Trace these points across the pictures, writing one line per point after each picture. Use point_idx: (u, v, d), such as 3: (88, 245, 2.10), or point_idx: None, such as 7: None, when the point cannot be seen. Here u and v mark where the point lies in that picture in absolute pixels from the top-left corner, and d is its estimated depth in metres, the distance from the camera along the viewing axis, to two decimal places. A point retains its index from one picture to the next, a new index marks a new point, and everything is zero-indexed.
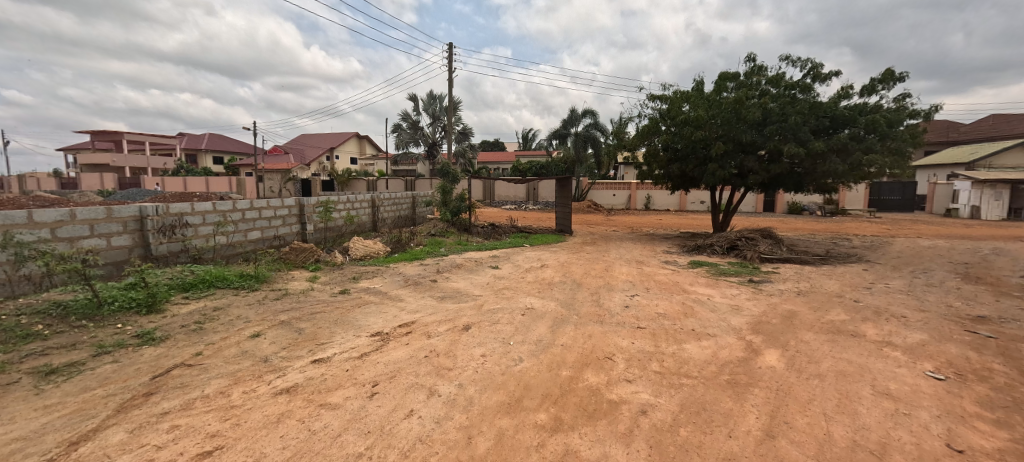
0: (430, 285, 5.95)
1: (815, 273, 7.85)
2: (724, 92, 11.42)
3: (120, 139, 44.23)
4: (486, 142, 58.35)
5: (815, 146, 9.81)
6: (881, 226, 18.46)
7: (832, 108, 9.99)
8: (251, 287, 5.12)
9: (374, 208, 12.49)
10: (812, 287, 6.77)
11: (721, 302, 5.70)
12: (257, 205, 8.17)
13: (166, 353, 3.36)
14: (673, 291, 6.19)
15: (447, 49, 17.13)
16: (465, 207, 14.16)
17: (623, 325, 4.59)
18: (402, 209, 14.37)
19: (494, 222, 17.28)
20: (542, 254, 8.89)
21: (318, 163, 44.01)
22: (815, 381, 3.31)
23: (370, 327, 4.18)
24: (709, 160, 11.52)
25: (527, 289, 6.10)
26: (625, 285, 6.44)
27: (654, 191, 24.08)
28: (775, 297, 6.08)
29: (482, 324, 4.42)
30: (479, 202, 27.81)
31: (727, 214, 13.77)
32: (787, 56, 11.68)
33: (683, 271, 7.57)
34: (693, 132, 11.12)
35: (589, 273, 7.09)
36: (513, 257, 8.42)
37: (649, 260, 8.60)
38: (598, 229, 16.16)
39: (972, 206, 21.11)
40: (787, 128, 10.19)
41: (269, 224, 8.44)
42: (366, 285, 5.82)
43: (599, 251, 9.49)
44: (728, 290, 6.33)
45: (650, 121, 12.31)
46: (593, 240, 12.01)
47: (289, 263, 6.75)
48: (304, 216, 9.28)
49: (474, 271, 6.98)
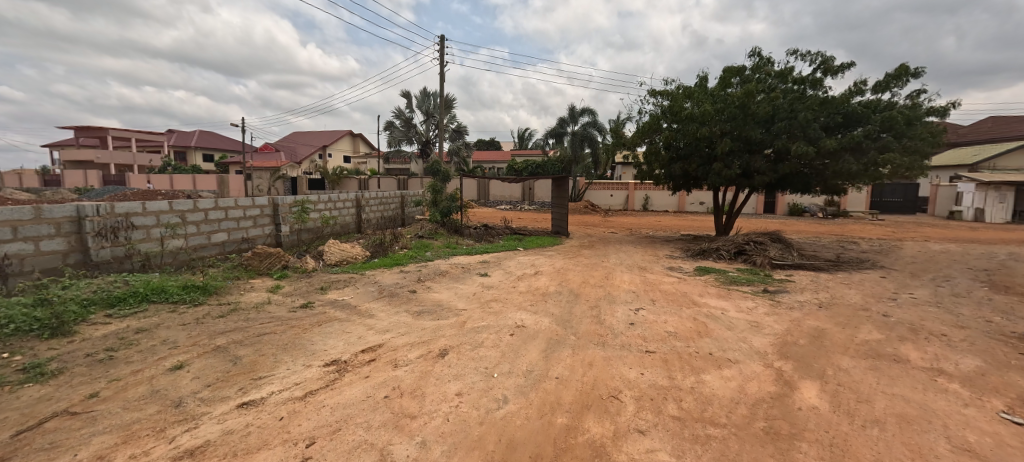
0: (408, 297, 5.24)
1: (833, 282, 7.21)
2: (729, 88, 10.80)
3: (105, 135, 43.07)
4: (482, 141, 57.67)
5: (827, 145, 9.15)
6: (885, 229, 17.93)
7: (846, 104, 9.33)
8: (194, 301, 4.37)
9: (358, 209, 11.79)
10: (833, 299, 6.13)
11: (738, 317, 5.03)
12: (222, 205, 7.46)
13: (52, 394, 2.63)
14: (682, 303, 5.52)
15: (439, 41, 16.38)
16: (456, 207, 13.44)
17: (628, 349, 3.90)
18: (390, 208, 13.66)
19: (488, 223, 16.58)
20: (537, 259, 8.20)
21: (309, 161, 43.11)
22: (873, 431, 2.64)
23: (325, 354, 3.47)
24: (713, 159, 10.90)
25: (517, 301, 5.40)
26: (628, 296, 5.75)
27: (653, 191, 23.47)
28: (796, 311, 5.42)
29: (462, 348, 3.71)
30: (473, 202, 27.12)
31: (731, 217, 13.13)
32: (796, 50, 11.05)
33: (690, 279, 6.91)
34: (697, 129, 10.51)
35: (587, 282, 6.41)
36: (504, 263, 7.72)
37: (653, 266, 7.92)
38: (596, 231, 15.50)
39: (976, 209, 20.65)
40: (797, 125, 9.54)
41: (235, 226, 7.72)
42: (334, 296, 5.09)
43: (599, 256, 8.81)
44: (743, 302, 5.66)
45: (651, 118, 11.68)
46: (591, 243, 11.35)
47: (251, 270, 6.00)
48: (278, 216, 8.57)
49: (459, 280, 6.27)
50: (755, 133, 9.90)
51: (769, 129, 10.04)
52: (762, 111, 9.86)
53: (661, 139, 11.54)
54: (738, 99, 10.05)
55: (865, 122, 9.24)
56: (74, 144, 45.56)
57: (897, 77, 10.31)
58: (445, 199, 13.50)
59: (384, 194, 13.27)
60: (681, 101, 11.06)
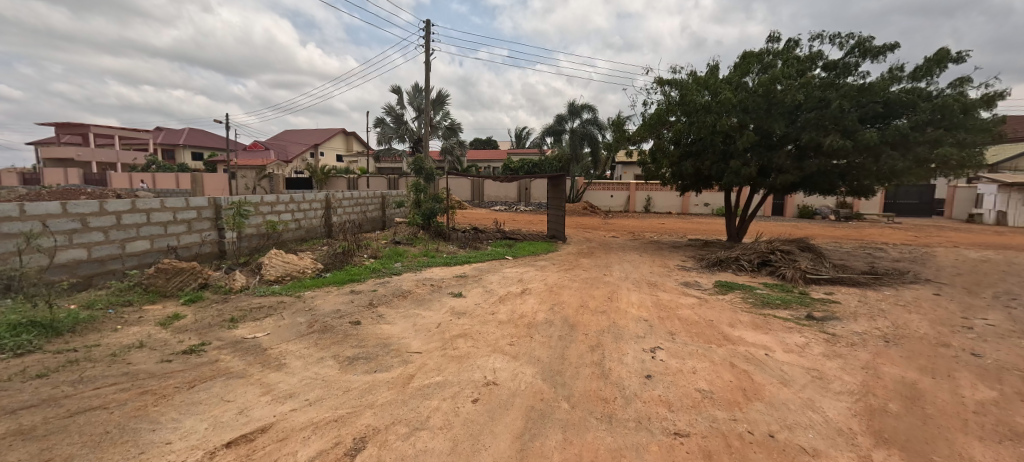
0: (345, 332, 3.89)
1: (885, 303, 5.89)
2: (748, 75, 9.51)
3: (87, 132, 41.52)
4: (479, 141, 56.43)
5: (866, 139, 7.88)
6: (906, 233, 16.65)
7: (886, 91, 8.03)
8: (20, 347, 3.05)
9: (328, 210, 10.50)
10: (898, 330, 4.82)
11: (790, 363, 3.70)
12: (142, 206, 6.15)
13: None
14: (710, 339, 4.20)
15: (425, 28, 15.02)
16: (440, 209, 12.09)
17: (649, 430, 2.56)
18: (368, 210, 12.31)
19: (478, 226, 15.26)
20: (527, 272, 6.86)
21: (301, 160, 41.86)
22: None
23: (157, 455, 2.11)
24: (730, 155, 9.61)
25: (493, 336, 4.06)
26: (638, 328, 4.42)
27: (656, 192, 22.17)
28: (861, 350, 4.10)
29: (390, 436, 2.37)
30: (466, 203, 25.77)
31: (745, 220, 11.86)
32: (823, 33, 9.77)
33: (714, 301, 5.58)
34: (713, 121, 9.23)
35: (585, 305, 5.08)
36: (486, 278, 6.38)
37: (665, 282, 6.58)
38: (595, 235, 14.19)
39: (998, 211, 19.34)
40: (830, 115, 8.27)
41: (161, 232, 6.43)
42: (241, 334, 3.74)
43: (600, 268, 7.47)
44: (788, 336, 4.33)
45: (658, 110, 10.38)
46: (590, 251, 10.02)
47: (154, 292, 4.68)
48: (221, 220, 7.30)
49: (423, 303, 4.92)
50: (780, 125, 8.62)
51: (794, 120, 8.79)
52: (788, 99, 8.59)
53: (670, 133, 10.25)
54: (761, 86, 8.76)
55: (910, 111, 7.94)
56: (57, 142, 44.04)
57: (940, 61, 9.03)
58: (430, 200, 12.16)
59: (360, 194, 11.93)
60: (692, 91, 9.78)
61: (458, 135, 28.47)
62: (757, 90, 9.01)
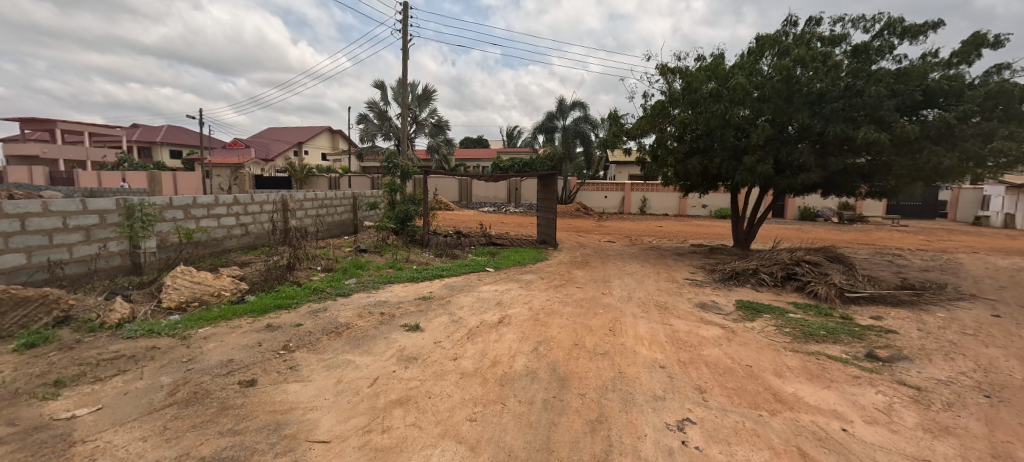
0: (221, 404, 2.58)
1: (951, 333, 4.71)
2: (763, 61, 8.34)
3: (54, 128, 39.21)
4: (470, 141, 54.96)
5: (905, 132, 6.76)
6: (917, 237, 15.69)
7: (927, 77, 6.90)
8: None
9: (284, 214, 9.15)
10: (993, 377, 3.64)
11: (888, 450, 2.47)
12: (14, 209, 4.77)
13: None
14: (757, 399, 2.97)
15: (404, 14, 13.76)
16: (417, 211, 10.80)
17: None
18: (336, 213, 10.97)
19: (461, 230, 13.94)
20: (508, 291, 5.58)
21: (282, 158, 40.12)
22: None
23: None
24: (742, 152, 8.44)
25: (449, 402, 2.78)
26: (655, 382, 3.18)
27: (652, 193, 21.05)
28: (970, 418, 2.90)
29: None
30: (453, 204, 24.40)
31: (754, 225, 10.74)
32: (845, 16, 8.66)
33: (744, 333, 4.34)
34: (724, 112, 8.03)
35: (580, 344, 3.82)
36: (455, 300, 5.10)
37: (676, 304, 5.36)
38: (590, 240, 12.97)
39: (1006, 214, 18.54)
40: (860, 105, 7.17)
41: (42, 243, 5.03)
42: (50, 413, 2.43)
43: (597, 285, 6.20)
44: (862, 394, 3.12)
45: (661, 100, 9.17)
46: (585, 260, 8.78)
47: None
48: (135, 227, 5.94)
49: (362, 344, 3.63)
50: (803, 116, 7.46)
51: (817, 111, 7.65)
52: (813, 86, 7.43)
53: (674, 127, 9.04)
54: (781, 71, 7.58)
55: (954, 99, 6.84)
56: (22, 138, 41.62)
57: (978, 45, 7.94)
58: (405, 201, 10.85)
59: (327, 195, 10.60)
60: (700, 78, 8.59)
61: (446, 133, 26.94)
62: (775, 76, 7.83)
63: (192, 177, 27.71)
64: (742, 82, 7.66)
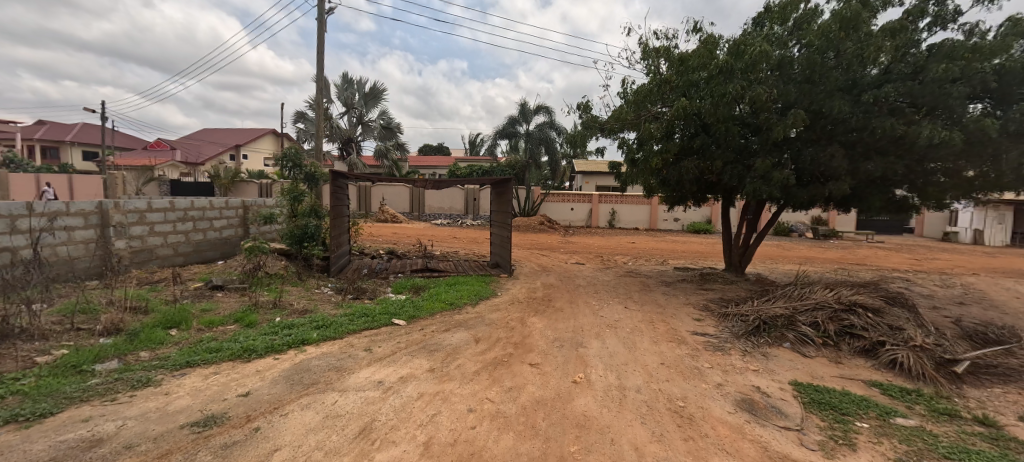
0: None
1: None
2: (783, 28, 6.17)
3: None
4: (429, 147, 51.89)
5: (985, 124, 4.87)
6: (903, 254, 14.58)
7: (1011, 50, 5.01)
8: None
9: (103, 231, 6.18)
10: None
11: None
12: None
13: None
14: None
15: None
16: (321, 227, 8.01)
17: None
18: (213, 229, 8.03)
19: (396, 249, 11.23)
20: (400, 386, 2.98)
21: (213, 162, 35.47)
22: None
23: None
24: (752, 153, 6.37)
25: None
26: None
27: (621, 204, 19.23)
28: None
29: None
30: (403, 215, 21.45)
31: (749, 246, 8.80)
32: None
33: None
34: (736, 97, 5.88)
35: None
36: (274, 424, 2.43)
37: (707, 406, 2.96)
38: (554, 262, 10.60)
39: (974, 230, 18.19)
40: (918, 88, 5.25)
41: None
42: None
43: (565, 358, 3.71)
44: None
45: (646, 84, 6.92)
46: (546, 297, 6.35)
47: None
48: None
49: None
50: (843, 102, 5.43)
51: (855, 99, 5.69)
52: (855, 63, 5.42)
53: (663, 119, 6.83)
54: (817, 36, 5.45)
55: None
56: None
57: None
58: (307, 213, 8.07)
59: (195, 203, 7.65)
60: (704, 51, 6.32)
61: (396, 137, 24.43)
62: (807, 47, 5.68)
63: (90, 183, 23.12)
64: (771, 49, 5.48)
